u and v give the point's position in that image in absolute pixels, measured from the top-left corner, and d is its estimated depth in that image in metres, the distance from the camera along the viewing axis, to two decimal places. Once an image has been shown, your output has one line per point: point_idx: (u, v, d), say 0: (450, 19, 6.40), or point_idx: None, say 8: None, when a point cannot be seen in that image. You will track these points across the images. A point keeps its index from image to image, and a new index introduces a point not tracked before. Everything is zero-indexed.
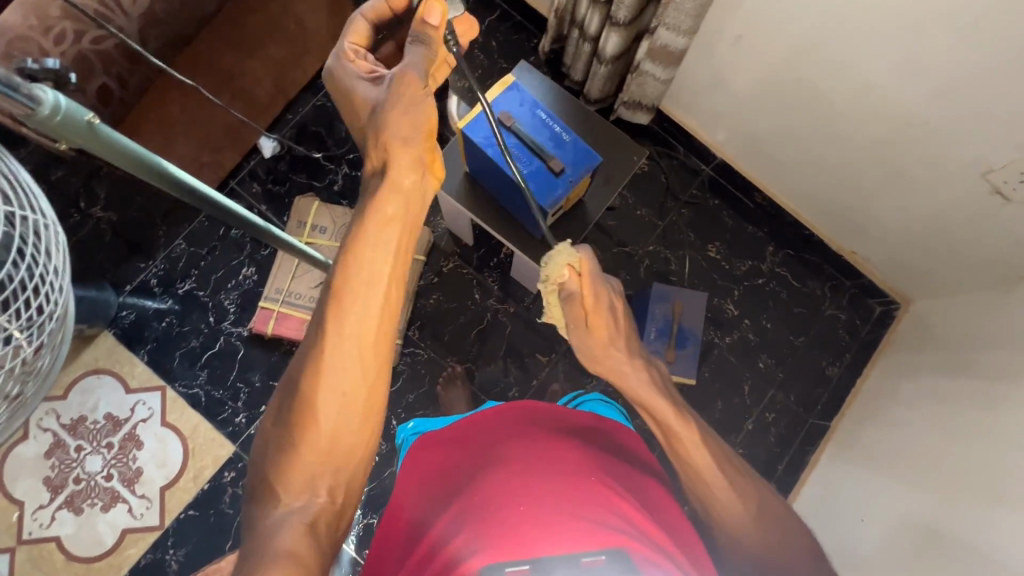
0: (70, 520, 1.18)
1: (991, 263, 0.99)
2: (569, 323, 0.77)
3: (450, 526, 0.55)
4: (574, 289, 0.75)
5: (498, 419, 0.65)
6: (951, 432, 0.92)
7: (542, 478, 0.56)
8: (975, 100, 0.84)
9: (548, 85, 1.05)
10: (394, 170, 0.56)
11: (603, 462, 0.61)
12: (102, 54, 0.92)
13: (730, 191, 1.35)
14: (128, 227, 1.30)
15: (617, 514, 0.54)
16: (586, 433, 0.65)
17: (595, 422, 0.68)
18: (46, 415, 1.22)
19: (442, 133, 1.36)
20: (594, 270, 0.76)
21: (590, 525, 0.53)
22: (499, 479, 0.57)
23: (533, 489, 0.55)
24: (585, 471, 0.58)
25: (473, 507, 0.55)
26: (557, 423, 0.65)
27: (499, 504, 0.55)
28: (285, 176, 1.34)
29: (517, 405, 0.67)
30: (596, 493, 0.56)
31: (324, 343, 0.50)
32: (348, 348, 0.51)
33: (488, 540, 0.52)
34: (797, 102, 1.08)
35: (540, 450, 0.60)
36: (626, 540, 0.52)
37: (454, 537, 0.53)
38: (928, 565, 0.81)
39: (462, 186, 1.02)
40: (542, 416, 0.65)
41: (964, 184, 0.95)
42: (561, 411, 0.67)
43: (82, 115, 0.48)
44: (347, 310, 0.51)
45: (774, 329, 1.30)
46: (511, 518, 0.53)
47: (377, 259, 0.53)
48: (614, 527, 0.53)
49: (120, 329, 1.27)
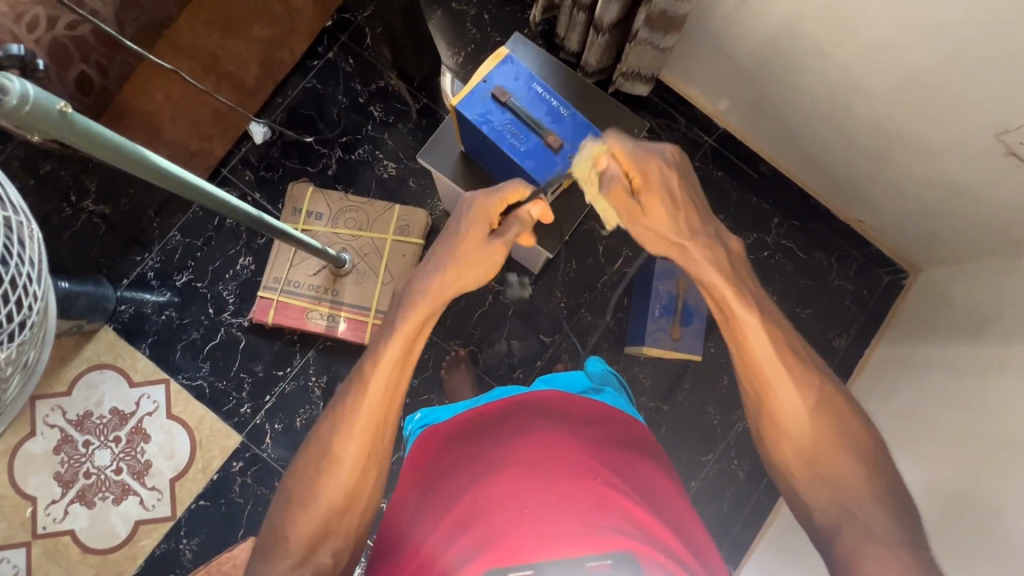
0: (83, 514, 1.19)
1: (1006, 229, 0.96)
2: (620, 213, 0.74)
3: (451, 532, 0.54)
4: (616, 173, 0.73)
5: (504, 413, 0.65)
6: (965, 403, 0.90)
7: (546, 481, 0.56)
8: (991, 57, 0.80)
9: (544, 56, 1.01)
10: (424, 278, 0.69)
11: (608, 459, 0.60)
12: (77, 40, 0.90)
13: (734, 162, 1.31)
14: (121, 219, 1.28)
15: (620, 518, 0.54)
16: (591, 428, 0.64)
17: (598, 411, 0.66)
18: (52, 411, 1.22)
19: (438, 112, 1.33)
20: (630, 148, 0.73)
21: (592, 529, 0.53)
22: (504, 483, 0.57)
23: (537, 494, 0.55)
24: (589, 473, 0.58)
25: (476, 512, 0.55)
26: (561, 418, 0.64)
27: (503, 510, 0.55)
28: (277, 162, 1.30)
29: (522, 398, 0.66)
30: (600, 496, 0.56)
31: (344, 408, 0.62)
32: (364, 410, 0.62)
33: (491, 546, 0.53)
34: (803, 68, 1.04)
35: (545, 450, 0.59)
36: (631, 543, 0.52)
37: (457, 542, 0.54)
38: (941, 542, 0.80)
39: (460, 167, 0.99)
40: (547, 410, 0.64)
41: (977, 147, 0.91)
42: (566, 401, 0.66)
43: (53, 104, 0.46)
44: (373, 382, 0.63)
45: (781, 303, 1.28)
46: (515, 524, 0.54)
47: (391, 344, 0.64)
48: (618, 531, 0.53)
49: (119, 324, 1.26)
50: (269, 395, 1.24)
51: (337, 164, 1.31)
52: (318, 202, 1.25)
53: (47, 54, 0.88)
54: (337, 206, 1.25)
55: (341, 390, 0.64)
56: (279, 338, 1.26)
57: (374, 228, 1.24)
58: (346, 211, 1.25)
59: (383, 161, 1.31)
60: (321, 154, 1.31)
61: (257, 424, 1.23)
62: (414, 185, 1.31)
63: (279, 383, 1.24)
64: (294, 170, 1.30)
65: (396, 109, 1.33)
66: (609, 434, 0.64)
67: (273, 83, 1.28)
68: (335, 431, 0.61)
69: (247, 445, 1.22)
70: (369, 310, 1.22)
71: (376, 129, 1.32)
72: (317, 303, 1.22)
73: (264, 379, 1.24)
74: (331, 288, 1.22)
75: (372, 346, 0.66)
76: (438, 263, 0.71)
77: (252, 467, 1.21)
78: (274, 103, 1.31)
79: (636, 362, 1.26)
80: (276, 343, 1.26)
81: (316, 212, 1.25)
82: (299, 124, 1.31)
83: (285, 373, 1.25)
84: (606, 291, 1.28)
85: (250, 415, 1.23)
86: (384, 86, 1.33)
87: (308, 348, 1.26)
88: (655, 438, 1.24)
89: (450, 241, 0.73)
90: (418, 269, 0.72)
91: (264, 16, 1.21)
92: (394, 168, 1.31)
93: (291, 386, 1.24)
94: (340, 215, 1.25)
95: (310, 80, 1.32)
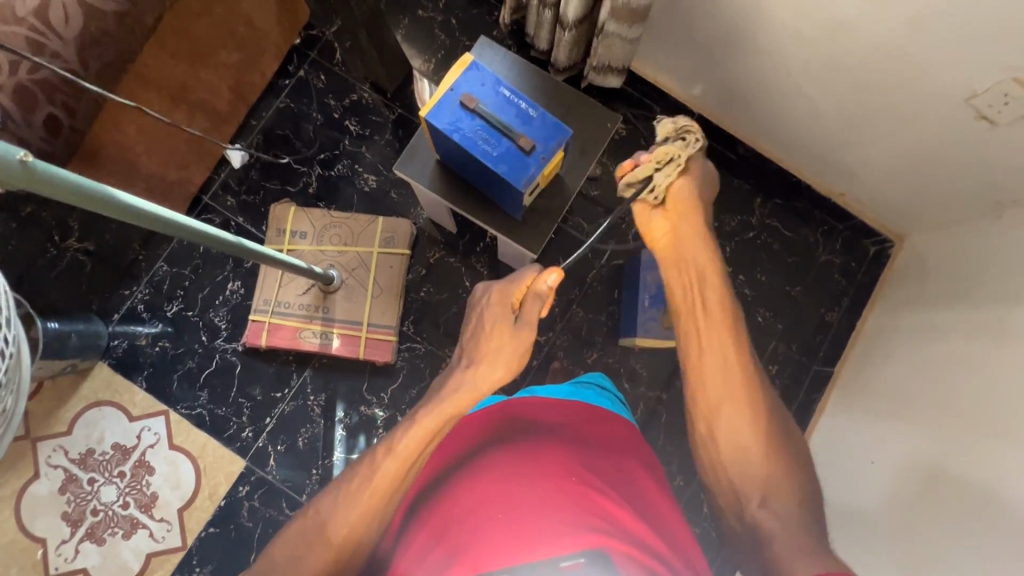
0: (94, 551, 1.19)
1: (983, 189, 0.97)
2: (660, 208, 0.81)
3: (427, 545, 0.57)
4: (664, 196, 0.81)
5: (481, 421, 0.67)
6: (954, 366, 0.92)
7: (521, 485, 0.59)
8: (955, 23, 0.80)
9: (512, 58, 1.02)
10: (480, 374, 0.75)
11: (584, 457, 0.63)
12: (43, 84, 0.90)
13: (713, 146, 1.32)
14: (107, 254, 1.28)
15: (594, 516, 0.57)
16: (569, 427, 0.67)
17: (579, 412, 0.68)
18: (54, 452, 1.22)
19: (414, 121, 1.32)
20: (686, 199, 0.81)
21: (569, 529, 0.56)
22: (479, 489, 0.59)
23: (510, 499, 0.58)
24: (566, 473, 0.60)
25: (452, 521, 0.57)
26: (540, 421, 0.67)
27: (477, 516, 0.57)
28: (258, 185, 1.31)
29: (499, 408, 0.68)
30: (576, 495, 0.58)
31: (350, 487, 0.62)
32: (370, 487, 0.62)
33: (465, 552, 0.55)
34: (770, 47, 1.04)
35: (521, 453, 0.62)
36: (605, 541, 0.55)
37: (431, 552, 0.56)
38: (934, 508, 0.81)
39: (437, 176, 0.99)
40: (523, 416, 0.67)
41: (948, 113, 0.92)
42: (545, 407, 0.68)
43: (13, 155, 0.47)
44: (383, 467, 0.63)
45: (770, 282, 1.28)
46: (487, 528, 0.56)
47: (412, 437, 0.66)
48: (593, 528, 0.56)
49: (114, 359, 1.26)
50: (269, 418, 1.24)
51: (317, 181, 1.31)
52: (301, 221, 1.25)
53: (12, 99, 0.88)
54: (321, 223, 1.25)
55: (352, 472, 0.64)
56: (275, 360, 1.26)
57: (360, 242, 1.25)
58: (330, 226, 1.25)
59: (363, 175, 1.31)
60: (301, 173, 1.31)
61: (259, 447, 1.23)
62: (396, 197, 1.31)
63: (278, 404, 1.25)
64: (275, 191, 1.31)
65: (372, 122, 1.32)
66: (590, 432, 0.67)
67: (247, 105, 1.30)
68: (333, 508, 0.61)
69: (251, 468, 1.22)
70: (361, 324, 1.22)
71: (353, 144, 1.32)
72: (309, 322, 1.22)
73: (262, 402, 1.25)
74: (322, 305, 1.23)
75: (390, 435, 0.68)
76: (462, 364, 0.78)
77: (258, 490, 1.21)
78: (250, 125, 1.33)
79: (632, 354, 1.26)
80: (273, 365, 1.26)
81: (300, 231, 1.25)
82: (276, 144, 1.32)
83: (283, 395, 1.25)
84: (597, 286, 1.28)
85: (252, 439, 1.23)
86: (357, 100, 1.33)
87: (304, 367, 1.26)
88: (658, 426, 1.23)
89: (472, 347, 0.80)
90: (445, 376, 0.79)
91: (231, 41, 1.18)
92: (375, 181, 1.31)
93: (291, 407, 1.25)
94: (324, 232, 1.25)
95: (284, 99, 1.33)
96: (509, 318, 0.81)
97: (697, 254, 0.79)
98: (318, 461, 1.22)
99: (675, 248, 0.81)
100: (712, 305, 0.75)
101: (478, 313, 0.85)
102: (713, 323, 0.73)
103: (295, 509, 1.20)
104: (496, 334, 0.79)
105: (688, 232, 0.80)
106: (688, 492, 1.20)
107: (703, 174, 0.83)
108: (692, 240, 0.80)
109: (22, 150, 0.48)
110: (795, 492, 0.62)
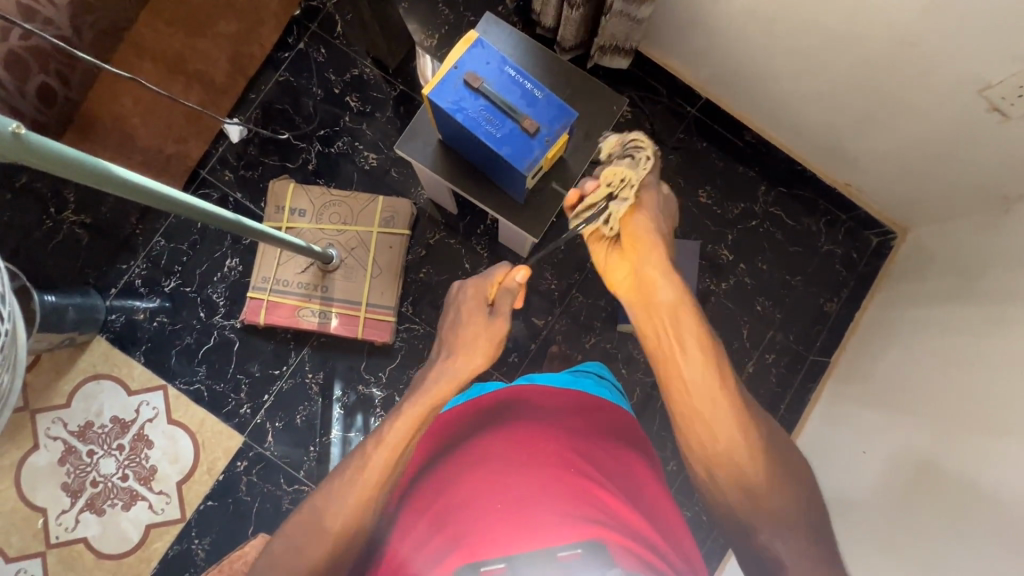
0: (94, 521, 1.21)
1: (992, 183, 0.96)
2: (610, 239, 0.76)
3: (425, 534, 0.57)
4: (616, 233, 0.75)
5: (480, 409, 0.67)
6: (950, 360, 0.92)
7: (520, 475, 0.59)
8: (970, 11, 0.78)
9: (517, 36, 0.99)
10: (470, 353, 0.77)
11: (583, 448, 0.63)
12: (35, 51, 0.90)
13: (720, 131, 1.30)
14: (104, 227, 1.27)
15: (593, 506, 0.58)
16: (566, 418, 0.66)
17: (579, 403, 0.69)
18: (53, 424, 1.23)
19: (415, 98, 1.30)
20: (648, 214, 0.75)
21: (568, 520, 0.56)
22: (478, 478, 0.59)
23: (510, 488, 0.58)
24: (564, 463, 0.61)
25: (450, 509, 0.57)
26: (540, 410, 0.67)
27: (475, 505, 0.57)
28: (256, 160, 1.28)
29: (500, 396, 0.69)
30: (574, 486, 0.59)
31: (343, 480, 0.62)
32: (365, 474, 0.61)
33: (464, 541, 0.55)
34: (782, 30, 1.01)
35: (521, 442, 0.62)
36: (603, 531, 0.56)
37: (430, 542, 0.56)
38: (926, 500, 0.83)
39: (438, 156, 0.98)
40: (522, 405, 0.67)
41: (959, 104, 0.91)
42: (548, 395, 0.69)
43: (6, 126, 0.45)
44: (373, 458, 0.62)
45: (771, 272, 1.28)
46: (485, 518, 0.56)
47: (399, 430, 0.65)
48: (590, 519, 0.56)
49: (111, 333, 1.26)
50: (267, 394, 1.25)
51: (317, 158, 1.29)
52: (299, 198, 1.24)
53: (6, 69, 0.89)
54: (319, 201, 1.24)
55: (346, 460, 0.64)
56: (273, 338, 1.26)
57: (359, 221, 1.23)
58: (329, 205, 1.24)
59: (364, 153, 1.29)
60: (300, 149, 1.29)
61: (257, 424, 1.24)
62: (395, 176, 1.29)
63: (275, 382, 1.25)
64: (275, 167, 1.28)
65: (373, 98, 1.30)
66: (585, 423, 0.67)
67: (245, 78, 1.27)
68: (329, 500, 0.61)
69: (249, 444, 1.23)
70: (360, 303, 1.21)
71: (354, 120, 1.29)
72: (307, 301, 1.22)
73: (261, 379, 1.25)
74: (320, 284, 1.22)
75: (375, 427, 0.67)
76: (442, 355, 0.78)
77: (256, 465, 1.22)
78: (249, 99, 1.28)
79: (630, 340, 1.26)
80: (271, 343, 1.26)
81: (299, 209, 1.23)
82: (275, 119, 1.29)
83: (281, 372, 1.25)
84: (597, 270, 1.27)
85: (250, 415, 1.24)
86: (358, 75, 1.30)
87: (303, 345, 1.26)
88: (653, 411, 1.24)
89: (453, 336, 0.80)
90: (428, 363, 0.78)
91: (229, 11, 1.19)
92: (375, 159, 1.29)
93: (289, 384, 1.25)
94: (323, 211, 1.23)
95: (283, 72, 1.29)
96: (486, 314, 0.82)
97: (666, 291, 0.68)
98: (316, 439, 1.23)
99: (639, 284, 0.71)
100: (690, 338, 0.64)
101: (456, 305, 0.85)
102: (695, 361, 0.62)
103: (293, 485, 1.21)
104: (474, 325, 0.81)
105: (653, 272, 0.71)
106: (681, 477, 1.22)
107: (663, 202, 0.77)
108: (655, 278, 0.70)
109: (14, 122, 0.47)
110: (796, 505, 0.58)
